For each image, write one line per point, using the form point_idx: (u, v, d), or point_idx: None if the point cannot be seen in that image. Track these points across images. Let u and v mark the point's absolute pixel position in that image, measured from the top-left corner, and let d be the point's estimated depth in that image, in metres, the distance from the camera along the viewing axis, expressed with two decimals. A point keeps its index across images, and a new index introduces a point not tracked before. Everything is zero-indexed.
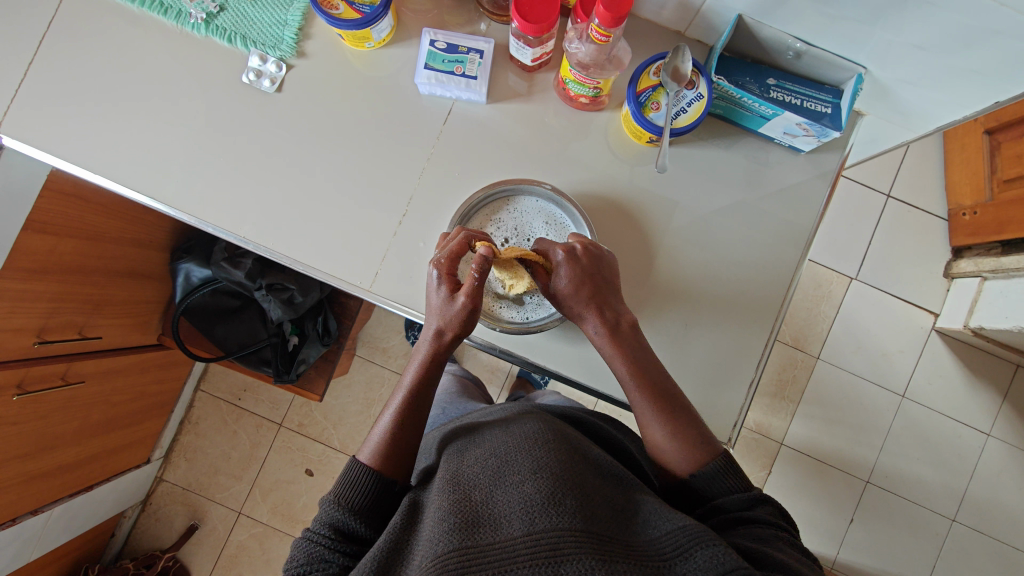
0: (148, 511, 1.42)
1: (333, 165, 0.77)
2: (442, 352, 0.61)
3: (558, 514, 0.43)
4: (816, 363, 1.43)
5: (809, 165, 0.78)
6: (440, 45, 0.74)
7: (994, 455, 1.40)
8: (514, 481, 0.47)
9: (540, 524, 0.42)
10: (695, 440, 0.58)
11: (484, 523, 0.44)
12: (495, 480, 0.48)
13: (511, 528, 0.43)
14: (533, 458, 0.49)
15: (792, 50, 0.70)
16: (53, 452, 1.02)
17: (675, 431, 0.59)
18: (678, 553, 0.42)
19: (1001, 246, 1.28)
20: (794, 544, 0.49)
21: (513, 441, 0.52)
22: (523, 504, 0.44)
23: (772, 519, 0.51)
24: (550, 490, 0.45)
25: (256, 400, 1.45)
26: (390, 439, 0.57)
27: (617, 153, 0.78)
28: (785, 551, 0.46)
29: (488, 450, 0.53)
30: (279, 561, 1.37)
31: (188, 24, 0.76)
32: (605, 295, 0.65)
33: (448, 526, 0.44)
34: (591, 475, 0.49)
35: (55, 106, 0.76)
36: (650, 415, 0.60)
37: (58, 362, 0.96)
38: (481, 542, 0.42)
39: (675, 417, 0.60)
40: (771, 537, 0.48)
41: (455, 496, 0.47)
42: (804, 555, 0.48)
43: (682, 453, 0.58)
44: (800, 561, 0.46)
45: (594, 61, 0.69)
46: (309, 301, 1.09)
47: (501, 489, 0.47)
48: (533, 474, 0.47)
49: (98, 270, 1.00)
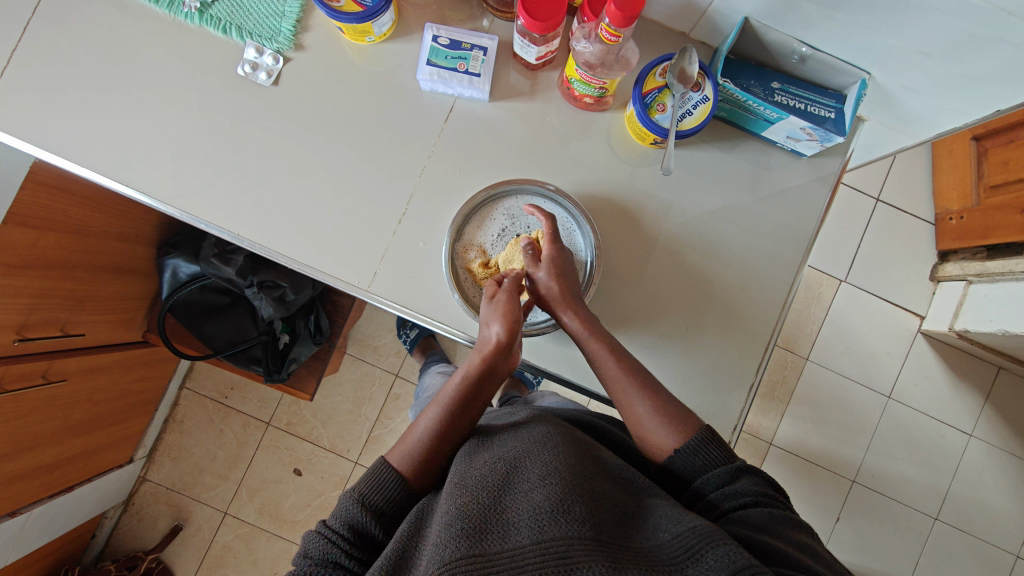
0: (131, 511, 1.38)
1: (331, 162, 0.75)
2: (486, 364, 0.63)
3: (567, 522, 0.43)
4: (806, 364, 1.45)
5: (809, 168, 0.79)
6: (442, 41, 0.73)
7: (975, 455, 1.43)
8: (523, 490, 0.47)
9: (548, 532, 0.42)
10: (679, 415, 0.60)
11: (493, 529, 0.44)
12: (504, 486, 0.49)
13: (520, 535, 0.43)
14: (543, 465, 0.49)
15: (797, 54, 0.70)
16: (33, 452, 0.98)
17: (656, 405, 0.62)
18: (688, 556, 0.42)
19: (986, 250, 1.31)
20: (789, 520, 0.49)
21: (523, 447, 0.53)
22: (533, 511, 0.44)
23: (757, 491, 0.51)
24: (559, 496, 0.45)
25: (243, 398, 1.42)
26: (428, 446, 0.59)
27: (619, 153, 0.77)
28: (782, 536, 0.47)
29: (498, 455, 0.53)
30: (266, 561, 1.35)
31: (181, 13, 0.73)
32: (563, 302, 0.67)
33: (455, 532, 0.44)
34: (600, 482, 0.49)
35: (38, 95, 0.73)
36: (633, 392, 0.63)
37: (39, 360, 0.92)
38: (489, 550, 0.42)
39: (657, 392, 0.63)
40: (765, 519, 0.48)
41: (463, 501, 0.48)
42: (803, 534, 0.48)
43: (666, 428, 0.60)
44: (800, 548, 0.46)
45: (601, 61, 0.68)
46: (301, 298, 1.07)
47: (510, 496, 0.47)
48: (543, 481, 0.47)
49: (80, 265, 0.97)
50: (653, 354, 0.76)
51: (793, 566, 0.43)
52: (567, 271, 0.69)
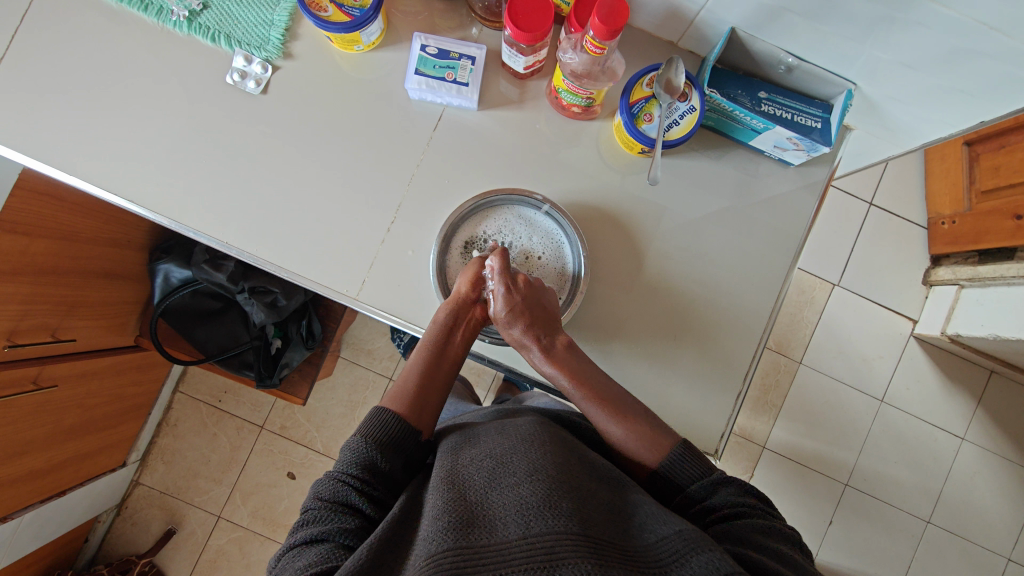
0: (124, 515, 1.38)
1: (320, 170, 0.75)
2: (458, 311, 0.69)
3: (554, 516, 0.43)
4: (798, 368, 1.45)
5: (797, 176, 0.79)
6: (431, 50, 0.73)
7: (968, 458, 1.44)
8: (510, 484, 0.47)
9: (535, 527, 0.43)
10: (657, 436, 0.61)
11: (479, 525, 0.44)
12: (490, 483, 0.49)
13: (507, 531, 0.43)
14: (530, 461, 0.49)
15: (784, 64, 0.70)
16: (24, 458, 0.98)
17: (637, 429, 0.62)
18: (674, 558, 0.42)
19: (978, 255, 1.32)
20: (766, 530, 0.50)
21: (510, 444, 0.53)
22: (519, 507, 0.45)
23: (734, 499, 0.54)
24: (546, 492, 0.45)
25: (237, 402, 1.42)
26: (415, 386, 0.64)
27: (609, 162, 0.78)
28: (767, 550, 0.47)
29: (485, 452, 0.53)
30: (260, 566, 1.35)
31: (170, 22, 0.73)
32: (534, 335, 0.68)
33: (443, 524, 0.44)
34: (586, 479, 0.50)
35: (25, 103, 0.72)
36: (606, 418, 0.63)
37: (31, 365, 0.92)
38: (475, 543, 0.42)
39: (629, 414, 0.63)
40: (749, 533, 0.49)
41: (451, 495, 0.48)
42: (783, 542, 0.49)
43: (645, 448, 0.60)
44: (776, 556, 0.47)
45: (588, 71, 0.68)
46: (293, 304, 1.07)
47: (496, 492, 0.47)
48: (530, 477, 0.47)
49: (70, 271, 0.97)
50: (641, 361, 0.76)
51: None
52: (534, 305, 0.68)
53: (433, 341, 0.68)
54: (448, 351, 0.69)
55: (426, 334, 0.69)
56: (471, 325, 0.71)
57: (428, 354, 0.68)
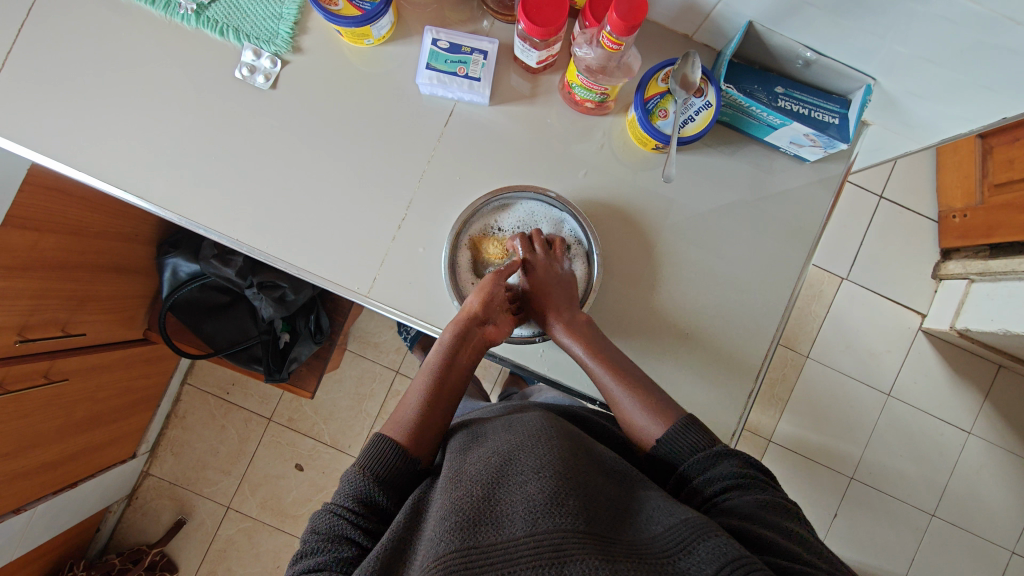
0: (134, 505, 1.39)
1: (330, 166, 0.74)
2: (469, 326, 0.68)
3: (560, 515, 0.43)
4: (806, 362, 1.45)
5: (811, 171, 0.78)
6: (442, 44, 0.72)
7: (974, 452, 1.43)
8: (518, 481, 0.47)
9: (541, 524, 0.42)
10: (663, 407, 0.62)
11: (486, 522, 0.44)
12: (498, 478, 0.49)
13: (514, 527, 0.43)
14: (535, 458, 0.50)
15: (802, 59, 0.69)
16: (36, 451, 0.99)
17: (647, 403, 0.63)
18: (680, 547, 0.42)
19: (989, 249, 1.30)
20: (769, 503, 0.49)
21: (516, 441, 0.53)
22: (526, 504, 0.45)
23: (736, 470, 0.52)
24: (552, 490, 0.45)
25: (244, 394, 1.43)
26: (420, 407, 0.63)
27: (621, 157, 0.77)
28: (775, 526, 0.46)
29: (492, 448, 0.53)
30: (269, 555, 1.37)
31: (178, 15, 0.72)
32: (555, 308, 0.70)
33: (450, 525, 0.44)
34: (593, 474, 0.50)
35: (32, 97, 0.72)
36: (620, 392, 0.64)
37: (41, 360, 0.93)
38: (483, 542, 0.42)
39: (637, 385, 0.64)
40: (753, 506, 0.48)
41: (458, 494, 0.48)
42: (795, 522, 0.48)
43: (652, 420, 0.61)
44: (788, 533, 0.46)
45: (602, 67, 0.67)
46: (301, 299, 1.06)
47: (504, 487, 0.47)
48: (536, 474, 0.47)
49: (79, 265, 0.96)
50: (653, 359, 0.76)
51: (783, 553, 0.43)
52: (555, 275, 0.71)
53: (438, 363, 0.67)
54: (455, 370, 0.68)
55: (428, 358, 0.68)
56: (477, 345, 0.69)
57: (434, 375, 0.66)
